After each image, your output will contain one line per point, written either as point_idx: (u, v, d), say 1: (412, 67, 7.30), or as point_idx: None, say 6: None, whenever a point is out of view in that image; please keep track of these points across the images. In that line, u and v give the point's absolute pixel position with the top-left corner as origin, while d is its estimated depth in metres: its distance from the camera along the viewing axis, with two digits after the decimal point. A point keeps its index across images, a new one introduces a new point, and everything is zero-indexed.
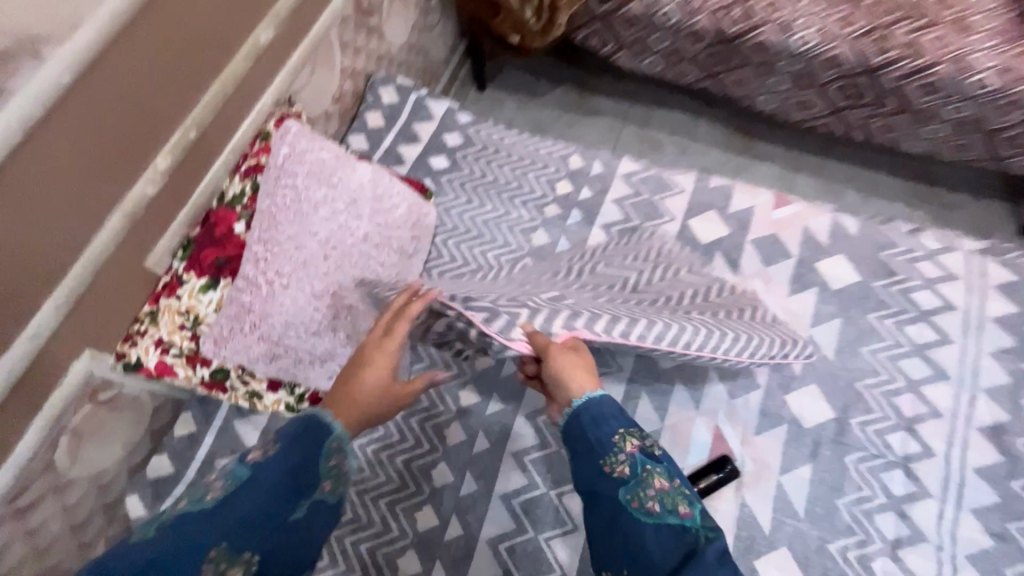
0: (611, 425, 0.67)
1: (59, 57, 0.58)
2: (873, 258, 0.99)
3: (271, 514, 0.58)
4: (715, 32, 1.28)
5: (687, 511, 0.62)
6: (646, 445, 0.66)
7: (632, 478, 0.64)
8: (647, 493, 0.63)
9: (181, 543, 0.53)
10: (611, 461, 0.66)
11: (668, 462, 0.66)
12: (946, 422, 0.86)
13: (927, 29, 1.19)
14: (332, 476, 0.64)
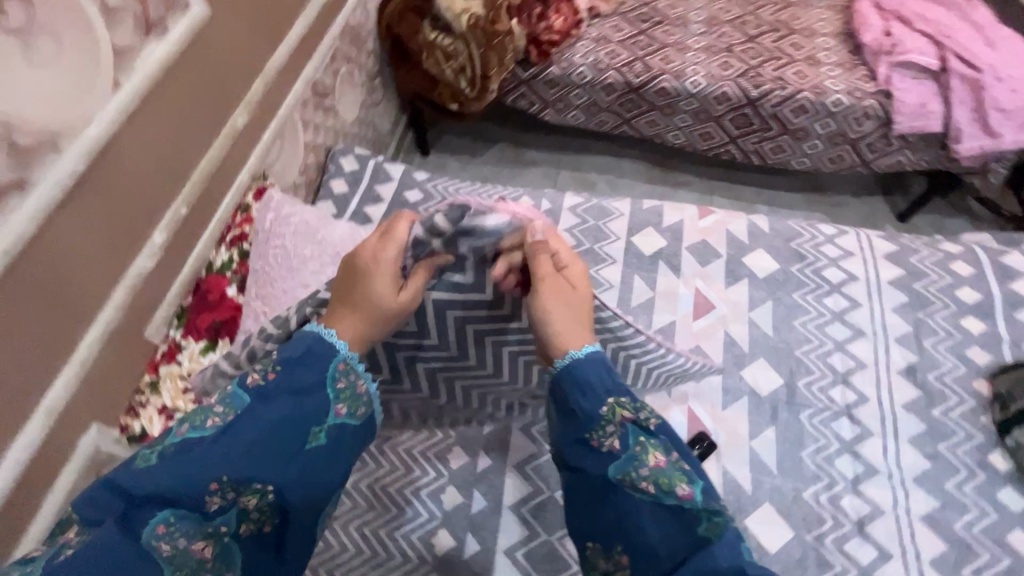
0: (597, 394, 0.63)
1: (74, 148, 0.65)
2: (786, 248, 1.18)
3: (273, 441, 0.57)
4: (623, 84, 1.51)
5: (686, 490, 0.58)
6: (639, 417, 0.62)
7: (622, 453, 0.61)
8: (643, 470, 0.59)
9: (184, 477, 0.53)
10: (601, 435, 0.62)
11: (664, 436, 0.63)
12: (872, 371, 1.02)
13: (787, 67, 1.48)
14: (344, 396, 0.62)
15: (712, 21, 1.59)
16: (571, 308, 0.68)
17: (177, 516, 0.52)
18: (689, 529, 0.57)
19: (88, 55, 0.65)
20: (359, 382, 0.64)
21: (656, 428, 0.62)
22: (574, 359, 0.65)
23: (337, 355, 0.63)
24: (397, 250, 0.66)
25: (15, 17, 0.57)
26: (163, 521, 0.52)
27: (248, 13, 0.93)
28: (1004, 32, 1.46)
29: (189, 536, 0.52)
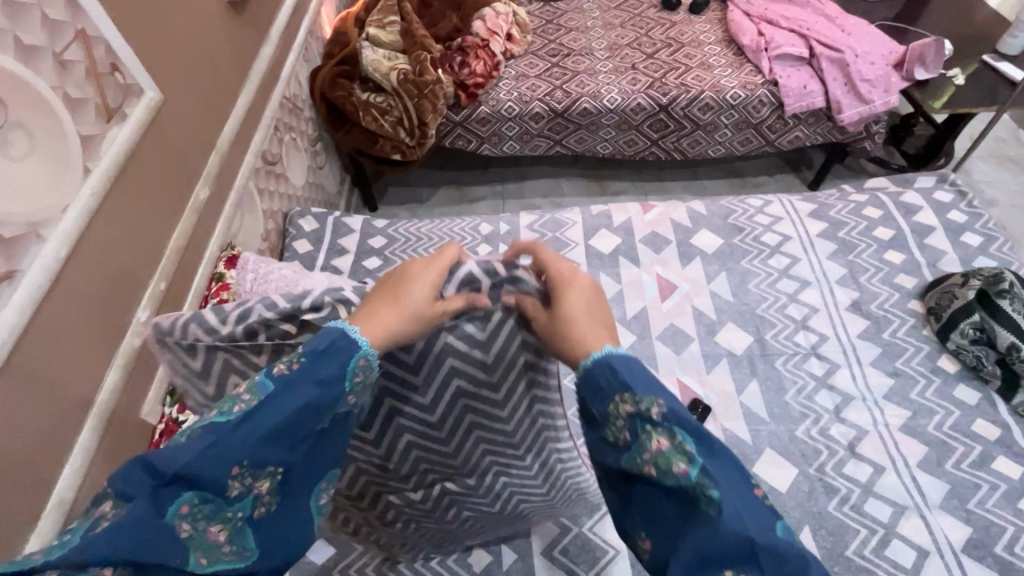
0: (602, 388, 0.54)
1: (56, 235, 0.66)
2: (725, 224, 1.31)
3: (301, 425, 0.50)
4: (549, 111, 1.65)
5: (689, 476, 0.49)
6: (642, 410, 0.52)
7: (633, 447, 0.53)
8: (647, 463, 0.52)
9: (210, 459, 0.44)
10: (609, 430, 0.55)
11: (674, 423, 0.52)
12: (824, 313, 1.14)
13: (686, 74, 1.67)
14: (356, 391, 0.54)
15: (613, 46, 1.78)
16: (599, 305, 0.61)
17: (203, 499, 0.44)
18: (699, 521, 0.49)
19: (59, 145, 0.68)
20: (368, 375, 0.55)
21: (661, 415, 0.52)
22: (606, 354, 0.55)
23: (358, 351, 0.53)
24: (440, 271, 0.61)
25: None
26: (187, 501, 0.43)
27: (195, 94, 0.97)
28: (851, 20, 1.73)
29: (211, 518, 0.45)
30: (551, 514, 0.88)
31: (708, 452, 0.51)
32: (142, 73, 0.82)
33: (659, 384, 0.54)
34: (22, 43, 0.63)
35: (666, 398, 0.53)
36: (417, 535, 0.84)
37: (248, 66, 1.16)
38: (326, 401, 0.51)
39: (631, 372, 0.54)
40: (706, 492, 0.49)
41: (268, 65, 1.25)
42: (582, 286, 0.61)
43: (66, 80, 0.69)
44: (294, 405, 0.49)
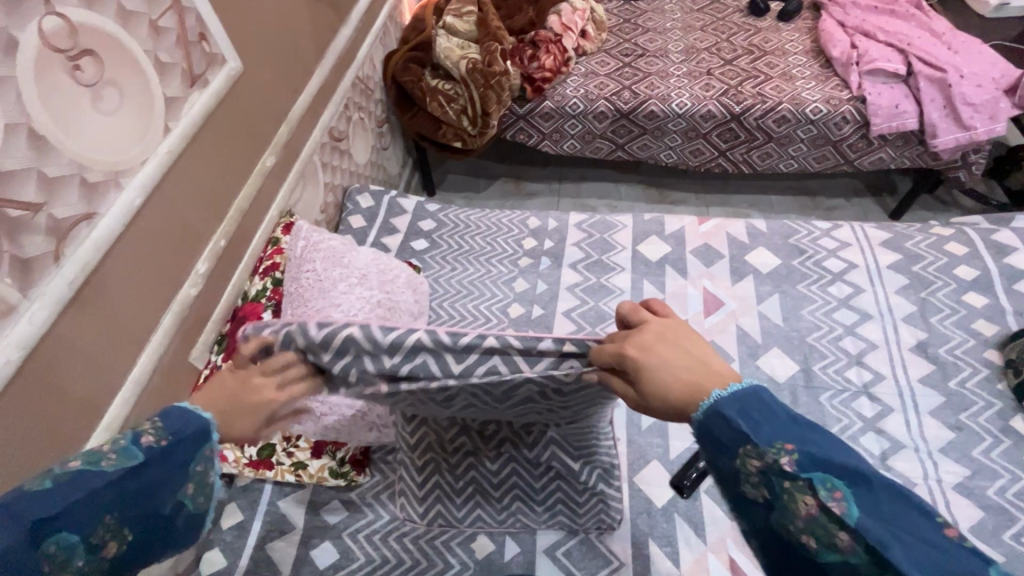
0: (726, 439, 0.47)
1: (132, 184, 0.73)
2: (787, 244, 1.24)
3: (151, 496, 0.48)
4: (614, 111, 1.62)
5: (855, 548, 0.40)
6: (774, 463, 0.44)
7: (779, 509, 0.44)
8: (799, 531, 0.43)
9: (71, 511, 0.44)
10: (742, 488, 0.46)
11: (816, 470, 0.43)
12: (883, 350, 1.05)
13: (764, 84, 1.59)
14: (199, 481, 0.52)
15: (690, 50, 1.72)
16: (678, 352, 0.52)
17: (63, 544, 0.44)
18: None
19: (146, 104, 0.74)
20: (212, 471, 0.53)
21: (799, 466, 0.43)
22: (715, 401, 0.48)
23: (211, 441, 0.53)
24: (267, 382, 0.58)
25: (89, 74, 0.66)
26: (56, 542, 0.44)
27: (272, 69, 1.03)
28: (961, 37, 1.58)
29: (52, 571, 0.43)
30: (571, 520, 0.89)
31: (867, 500, 0.41)
32: (226, 44, 0.88)
33: (793, 424, 0.46)
34: (124, 9, 0.70)
35: (797, 442, 0.44)
36: (458, 461, 0.90)
37: (326, 44, 1.22)
38: (182, 475, 0.50)
39: (751, 416, 0.46)
40: (878, 565, 0.39)
41: (346, 46, 1.31)
42: (649, 336, 0.53)
43: (159, 45, 0.75)
44: (154, 474, 0.49)
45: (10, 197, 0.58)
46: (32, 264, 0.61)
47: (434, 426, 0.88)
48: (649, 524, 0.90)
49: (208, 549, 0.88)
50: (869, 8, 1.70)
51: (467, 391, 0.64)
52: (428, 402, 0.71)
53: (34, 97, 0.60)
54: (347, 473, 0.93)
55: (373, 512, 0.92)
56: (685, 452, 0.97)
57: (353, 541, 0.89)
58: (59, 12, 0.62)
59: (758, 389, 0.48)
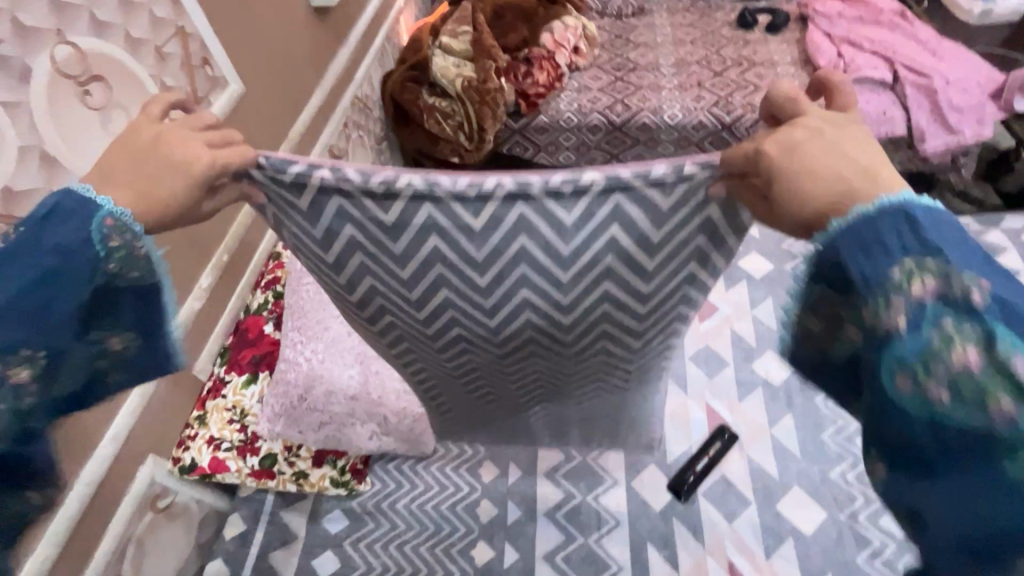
0: (885, 249, 0.38)
1: None
2: (780, 248, 1.25)
3: (46, 297, 0.42)
4: (607, 123, 1.66)
5: (1012, 413, 0.33)
6: (950, 288, 0.36)
7: (926, 346, 0.36)
8: (936, 376, 0.36)
9: None
10: (873, 308, 0.38)
11: (1001, 318, 0.35)
12: None
13: (754, 95, 1.63)
14: (118, 255, 0.45)
15: (681, 63, 1.76)
16: (821, 148, 0.42)
17: None
18: (999, 480, 0.34)
19: None
20: (138, 244, 0.45)
21: (987, 305, 0.35)
22: (897, 208, 0.38)
23: (100, 210, 0.43)
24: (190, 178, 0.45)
25: (98, 98, 0.70)
26: None
27: (273, 90, 1.07)
28: (945, 44, 1.61)
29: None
30: (609, 444, 0.94)
31: None
32: (230, 68, 0.92)
33: (991, 265, 0.37)
34: (131, 37, 0.74)
35: (991, 278, 0.36)
36: (488, 427, 0.88)
37: (324, 65, 1.26)
38: (80, 259, 0.43)
39: (941, 234, 0.37)
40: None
41: (344, 67, 1.35)
42: (800, 133, 0.43)
43: (164, 70, 0.79)
44: (27, 271, 0.41)
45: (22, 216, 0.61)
46: None
47: (433, 369, 0.69)
48: (648, 527, 0.91)
49: (212, 559, 0.90)
50: (854, 18, 1.74)
51: (536, 327, 0.59)
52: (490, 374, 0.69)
53: (47, 122, 0.63)
54: (347, 481, 0.94)
55: (374, 520, 0.93)
56: (682, 456, 0.98)
57: (354, 549, 0.90)
58: (70, 41, 0.66)
59: (955, 218, 0.39)
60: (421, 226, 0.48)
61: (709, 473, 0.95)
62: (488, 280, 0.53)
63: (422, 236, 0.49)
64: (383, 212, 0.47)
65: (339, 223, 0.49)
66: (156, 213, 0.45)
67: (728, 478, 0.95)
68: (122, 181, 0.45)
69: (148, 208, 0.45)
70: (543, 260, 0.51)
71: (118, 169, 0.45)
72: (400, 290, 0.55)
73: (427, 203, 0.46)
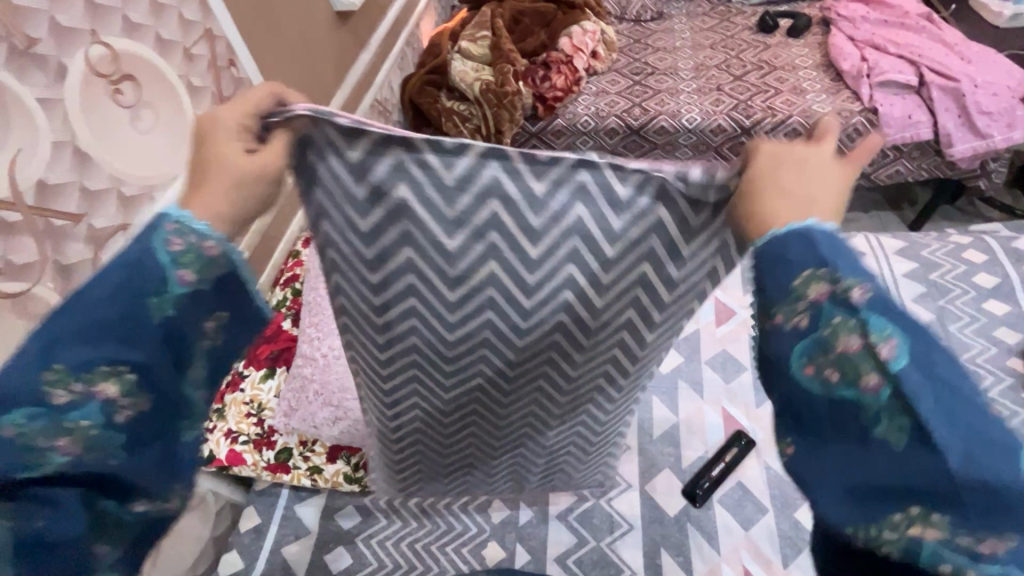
0: (782, 260, 0.40)
1: (161, 200, 0.78)
2: None
3: (124, 307, 0.41)
4: (624, 127, 1.65)
5: (882, 391, 0.37)
6: (837, 287, 0.39)
7: (817, 339, 0.39)
8: (825, 360, 0.39)
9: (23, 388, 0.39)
10: (779, 313, 0.41)
11: (882, 313, 0.38)
12: None
13: (775, 98, 1.61)
14: (192, 263, 0.43)
15: (700, 67, 1.75)
16: (802, 174, 0.42)
17: (27, 417, 0.38)
18: (869, 445, 0.38)
19: (178, 125, 0.80)
20: (202, 242, 0.43)
21: (868, 302, 0.38)
22: (807, 224, 0.40)
23: (167, 218, 0.42)
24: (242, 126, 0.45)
25: (128, 96, 0.72)
26: (10, 423, 0.38)
27: (296, 91, 1.09)
28: (974, 46, 1.58)
29: (48, 434, 0.39)
30: (566, 483, 0.92)
31: (924, 352, 0.38)
32: (254, 70, 0.94)
33: (867, 267, 0.41)
34: (161, 38, 0.76)
35: (870, 277, 0.39)
36: (449, 480, 0.87)
37: (346, 68, 1.28)
38: (152, 273, 0.42)
39: (831, 243, 0.40)
40: (905, 415, 0.36)
41: (365, 70, 1.37)
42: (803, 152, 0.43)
43: (191, 70, 0.81)
44: (108, 288, 0.41)
45: (54, 208, 0.63)
46: (72, 271, 0.66)
47: (427, 420, 0.73)
48: (661, 532, 0.89)
49: (227, 551, 0.90)
50: (878, 21, 1.72)
51: (563, 330, 0.60)
52: (488, 396, 0.69)
53: (80, 119, 0.65)
54: (360, 478, 0.93)
55: (387, 517, 0.94)
56: (698, 460, 0.96)
57: (366, 545, 0.91)
58: (104, 41, 0.68)
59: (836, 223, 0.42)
60: (484, 186, 0.48)
61: (726, 478, 0.93)
62: (538, 276, 0.54)
63: (483, 202, 0.49)
64: (448, 171, 0.46)
65: (394, 181, 0.47)
66: (231, 189, 0.44)
67: (744, 484, 0.93)
68: (198, 195, 0.44)
69: (218, 195, 0.43)
70: (594, 233, 0.51)
71: (200, 190, 0.44)
72: (439, 296, 0.56)
73: (502, 179, 0.48)
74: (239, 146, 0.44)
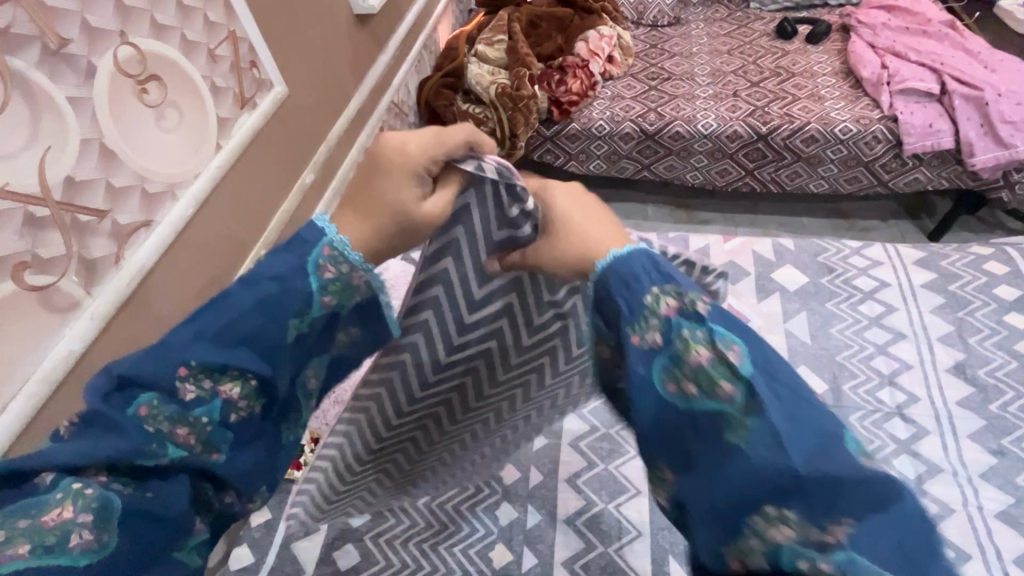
0: (640, 280, 0.47)
1: (186, 195, 0.79)
2: (814, 261, 1.22)
3: (259, 322, 0.47)
4: (639, 132, 1.65)
5: (735, 397, 0.42)
6: (686, 304, 0.46)
7: (668, 351, 0.45)
8: (681, 374, 0.44)
9: (161, 373, 0.45)
10: (637, 330, 0.46)
11: (721, 324, 0.45)
12: (917, 371, 1.02)
13: (793, 104, 1.60)
14: (331, 288, 0.50)
15: (716, 73, 1.75)
16: (585, 221, 0.53)
17: (163, 401, 0.44)
18: (731, 454, 0.41)
19: (201, 124, 0.81)
20: (353, 271, 0.50)
21: (709, 314, 0.45)
22: (631, 250, 0.49)
23: (324, 239, 0.49)
24: (430, 155, 0.50)
25: (154, 96, 0.74)
26: (146, 404, 0.44)
27: (315, 92, 1.10)
28: (997, 55, 1.56)
29: (173, 421, 0.45)
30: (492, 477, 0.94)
31: (755, 352, 0.45)
32: (275, 71, 0.95)
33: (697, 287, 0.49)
34: (187, 39, 0.78)
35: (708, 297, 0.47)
36: (386, 486, 0.89)
37: (364, 70, 1.30)
38: (295, 294, 0.48)
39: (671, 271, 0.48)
40: (747, 412, 0.41)
41: (383, 72, 1.39)
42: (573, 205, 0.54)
43: (215, 71, 0.83)
44: (249, 298, 0.47)
45: (81, 203, 0.65)
46: (96, 265, 0.67)
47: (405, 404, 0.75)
48: (670, 540, 0.89)
49: (237, 545, 0.91)
50: (899, 29, 1.69)
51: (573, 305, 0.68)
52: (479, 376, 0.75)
53: (107, 117, 0.67)
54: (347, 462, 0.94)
55: (395, 517, 0.95)
56: None
57: (374, 544, 0.91)
58: (132, 42, 0.70)
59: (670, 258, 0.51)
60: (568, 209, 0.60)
61: None
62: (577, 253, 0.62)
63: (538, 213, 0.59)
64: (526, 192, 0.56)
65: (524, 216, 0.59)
66: (386, 226, 0.50)
67: None
68: (353, 213, 0.51)
69: (373, 230, 0.50)
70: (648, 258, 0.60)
71: (358, 203, 0.51)
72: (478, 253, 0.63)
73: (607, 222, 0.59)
74: (414, 189, 0.50)
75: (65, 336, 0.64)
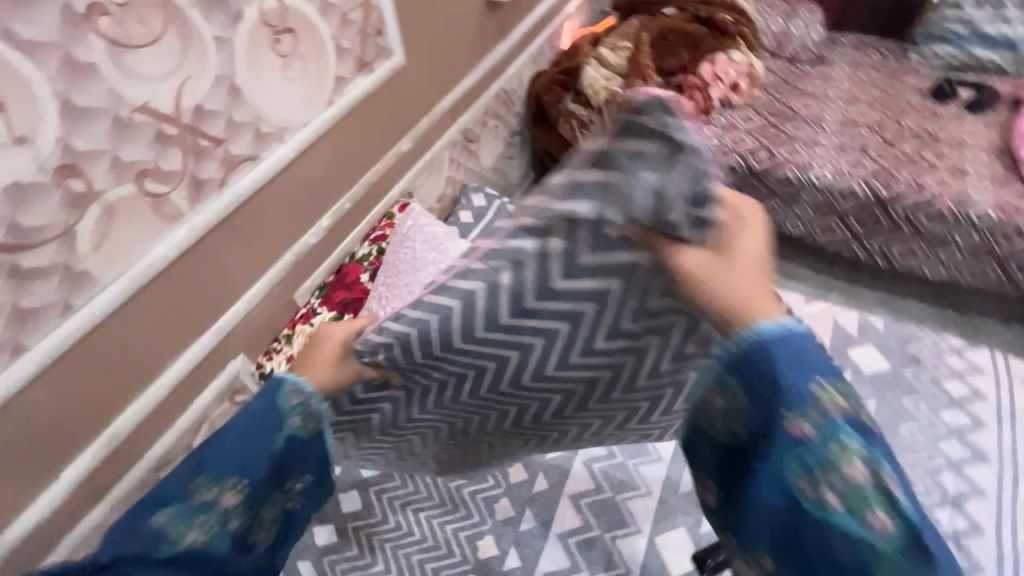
0: (805, 370, 0.40)
1: (292, 140, 0.86)
2: (903, 349, 1.11)
3: (253, 448, 0.51)
4: (744, 167, 1.56)
5: (889, 530, 0.40)
6: (854, 407, 0.41)
7: (827, 463, 0.40)
8: (828, 485, 0.40)
9: (165, 487, 0.49)
10: (796, 425, 0.40)
11: (881, 439, 0.42)
12: (990, 500, 0.90)
13: (927, 174, 1.44)
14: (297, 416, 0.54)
15: (847, 123, 1.61)
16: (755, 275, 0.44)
17: (175, 510, 0.48)
18: None
19: (320, 79, 0.88)
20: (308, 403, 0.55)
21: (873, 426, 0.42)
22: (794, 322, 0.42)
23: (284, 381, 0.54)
24: None
25: (286, 47, 0.81)
26: (163, 514, 0.48)
27: (429, 67, 1.15)
28: None
29: (187, 524, 0.49)
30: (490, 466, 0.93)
31: (901, 473, 0.42)
32: (397, 42, 1.01)
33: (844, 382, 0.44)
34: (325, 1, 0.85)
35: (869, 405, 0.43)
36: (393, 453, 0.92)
37: (482, 54, 1.34)
38: (274, 421, 0.52)
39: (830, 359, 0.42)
40: (895, 550, 0.40)
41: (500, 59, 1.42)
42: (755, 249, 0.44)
43: (343, 33, 0.90)
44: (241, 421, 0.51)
45: (203, 129, 0.73)
46: (203, 185, 0.75)
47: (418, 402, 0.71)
48: None
49: None
50: None
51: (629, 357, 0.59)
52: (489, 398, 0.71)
53: (241, 59, 0.75)
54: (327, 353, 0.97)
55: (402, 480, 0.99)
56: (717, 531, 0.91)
57: (376, 498, 0.96)
58: None
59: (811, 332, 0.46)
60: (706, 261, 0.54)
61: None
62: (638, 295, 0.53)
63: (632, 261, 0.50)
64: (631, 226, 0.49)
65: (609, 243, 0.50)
66: None
67: None
68: None
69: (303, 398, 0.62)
70: None
71: None
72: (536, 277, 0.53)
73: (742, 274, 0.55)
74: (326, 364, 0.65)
75: (162, 242, 0.72)
